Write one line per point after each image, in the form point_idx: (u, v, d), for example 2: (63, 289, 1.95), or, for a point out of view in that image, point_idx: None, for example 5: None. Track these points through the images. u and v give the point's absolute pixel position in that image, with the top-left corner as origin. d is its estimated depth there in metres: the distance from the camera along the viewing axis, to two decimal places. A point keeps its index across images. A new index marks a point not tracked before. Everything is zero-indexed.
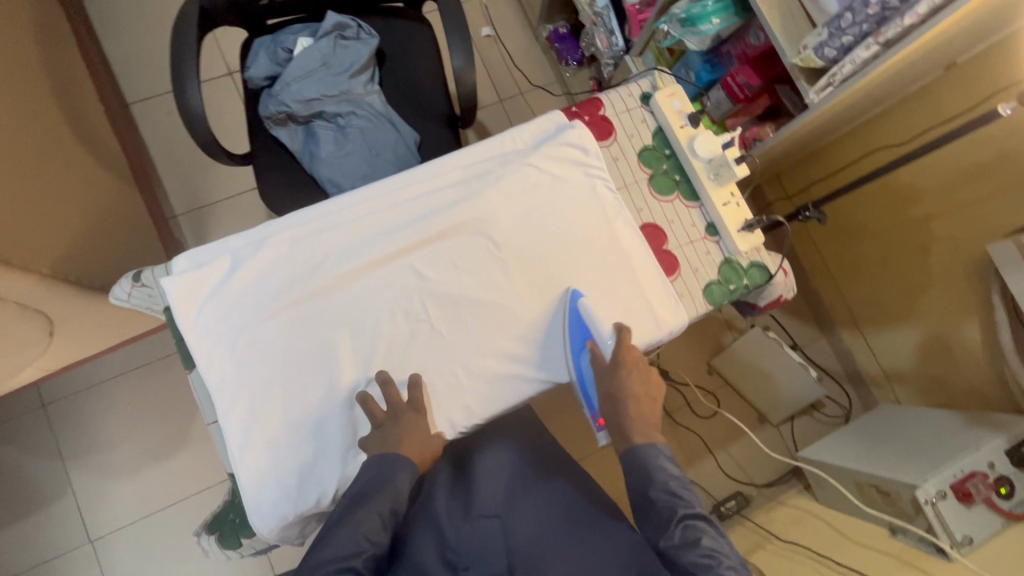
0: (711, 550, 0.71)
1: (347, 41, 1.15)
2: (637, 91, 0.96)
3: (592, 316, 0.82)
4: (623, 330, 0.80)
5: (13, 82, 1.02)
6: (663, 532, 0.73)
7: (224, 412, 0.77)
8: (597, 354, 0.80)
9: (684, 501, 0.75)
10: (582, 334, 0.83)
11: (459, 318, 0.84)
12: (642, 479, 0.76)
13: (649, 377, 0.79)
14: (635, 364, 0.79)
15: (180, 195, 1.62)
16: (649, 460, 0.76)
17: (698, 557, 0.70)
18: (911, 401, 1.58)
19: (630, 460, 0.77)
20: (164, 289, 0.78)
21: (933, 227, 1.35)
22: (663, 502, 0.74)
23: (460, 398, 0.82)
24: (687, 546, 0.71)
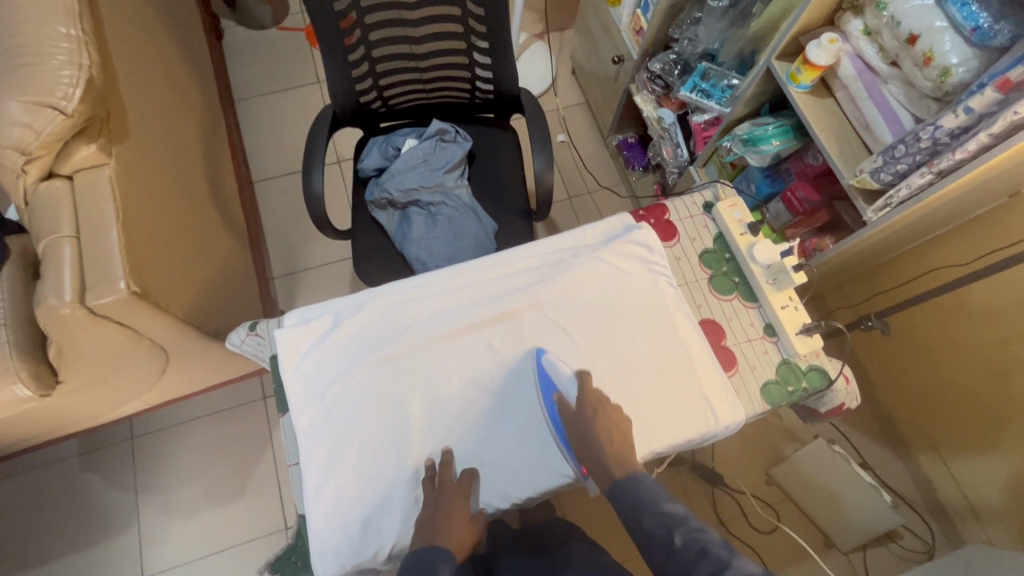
0: (718, 556, 0.68)
1: (446, 143, 1.35)
2: (700, 199, 1.05)
3: (557, 370, 0.88)
4: (584, 375, 0.87)
5: (181, 162, 1.27)
6: (668, 552, 0.70)
7: (307, 454, 0.85)
8: (562, 400, 0.85)
9: (677, 519, 0.72)
10: (549, 388, 0.88)
11: (510, 403, 0.89)
12: (634, 514, 0.74)
13: (618, 424, 0.82)
14: (599, 407, 0.84)
15: (281, 260, 1.85)
16: (634, 484, 0.75)
17: (713, 566, 0.66)
18: (1006, 544, 1.41)
19: (621, 494, 0.75)
20: (275, 338, 0.90)
21: (1014, 351, 1.30)
22: (660, 531, 0.71)
23: (514, 470, 0.86)
24: (695, 559, 0.68)
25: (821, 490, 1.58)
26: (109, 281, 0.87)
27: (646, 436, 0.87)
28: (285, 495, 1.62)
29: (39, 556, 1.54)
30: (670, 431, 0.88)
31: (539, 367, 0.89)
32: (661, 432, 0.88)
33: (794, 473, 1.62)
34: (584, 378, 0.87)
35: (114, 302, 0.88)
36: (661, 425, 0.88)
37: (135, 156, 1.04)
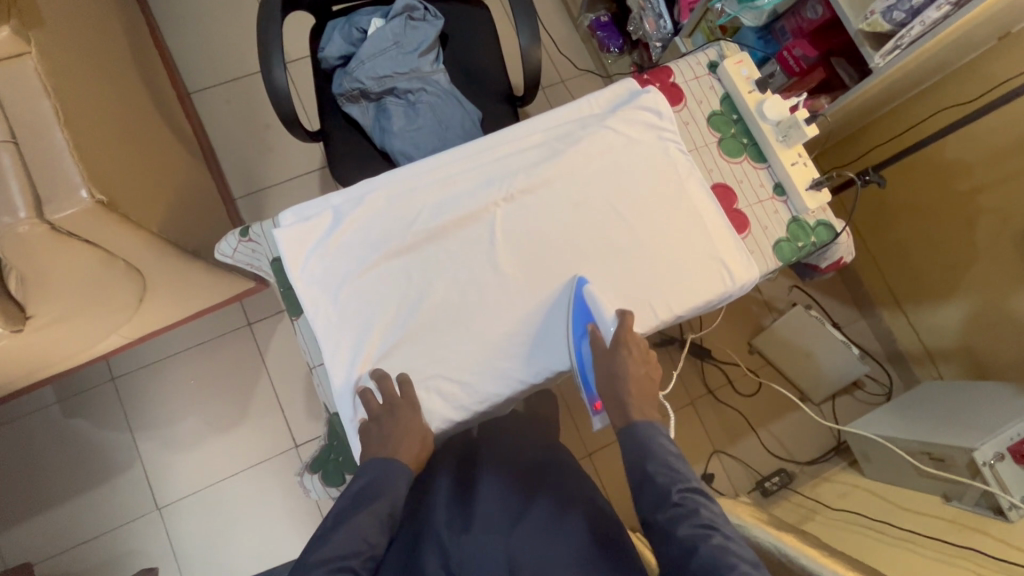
0: (708, 522, 0.73)
1: (416, 21, 1.21)
2: (705, 59, 1.00)
3: (596, 301, 0.85)
4: (626, 314, 0.82)
5: (110, 61, 1.09)
6: (662, 502, 0.75)
7: (332, 354, 0.82)
8: (598, 335, 0.83)
9: (680, 476, 0.77)
10: (584, 318, 0.86)
11: (540, 344, 0.86)
12: (638, 454, 0.79)
13: (646, 360, 0.83)
14: (634, 346, 0.82)
15: (240, 179, 1.70)
16: (652, 429, 0.80)
17: (694, 527, 0.72)
18: (955, 376, 1.60)
19: (629, 437, 0.81)
20: (275, 238, 0.83)
21: (980, 200, 1.38)
22: (662, 479, 0.76)
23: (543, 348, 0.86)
24: (686, 516, 0.73)
25: (798, 353, 1.72)
26: (69, 191, 0.76)
27: (669, 300, 0.89)
28: (288, 416, 1.61)
29: (38, 503, 1.50)
30: (693, 294, 0.89)
31: (576, 296, 0.86)
32: (682, 296, 0.89)
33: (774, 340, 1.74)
34: (625, 317, 0.83)
35: (79, 215, 0.78)
36: (682, 288, 0.89)
37: (56, 47, 0.87)
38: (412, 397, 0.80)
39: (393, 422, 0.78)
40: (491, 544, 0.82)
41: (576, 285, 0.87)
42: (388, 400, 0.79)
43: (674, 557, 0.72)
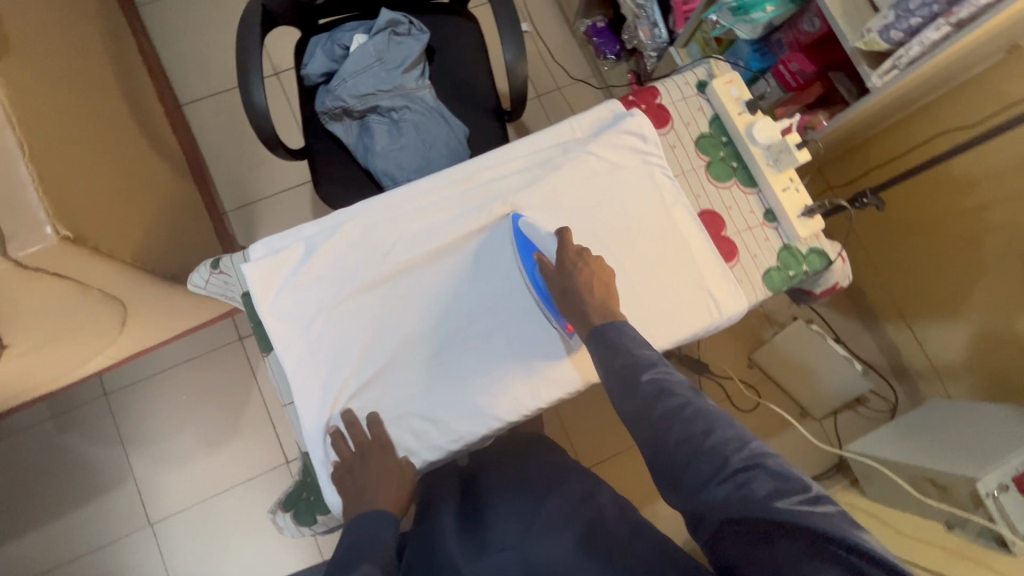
0: (680, 395, 0.66)
1: (400, 37, 1.18)
2: (693, 79, 0.96)
3: (535, 229, 0.84)
4: (564, 230, 0.82)
5: (88, 83, 1.07)
6: (632, 390, 0.67)
7: (301, 393, 0.80)
8: (542, 259, 0.82)
9: (646, 361, 0.69)
10: (528, 248, 0.85)
11: (489, 279, 0.86)
12: (605, 357, 0.71)
13: (600, 274, 0.79)
14: (582, 261, 0.80)
15: (231, 192, 1.68)
16: (614, 332, 0.72)
17: (670, 406, 0.65)
18: (962, 394, 1.55)
19: (597, 337, 0.73)
20: (244, 273, 0.81)
21: (989, 216, 1.32)
22: (630, 367, 0.69)
23: (523, 384, 0.83)
24: (659, 398, 0.66)
25: (799, 367, 1.68)
26: (33, 228, 0.74)
27: (652, 334, 0.85)
28: (280, 432, 1.60)
29: (33, 518, 1.51)
30: (678, 327, 0.86)
31: (515, 230, 0.85)
32: (666, 329, 0.86)
33: (775, 353, 1.70)
34: (565, 234, 0.82)
35: (45, 252, 0.76)
36: (669, 321, 0.86)
37: (25, 76, 0.85)
38: (383, 438, 0.78)
39: (364, 465, 0.76)
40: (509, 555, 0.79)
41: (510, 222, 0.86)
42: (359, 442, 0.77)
43: (652, 436, 0.65)
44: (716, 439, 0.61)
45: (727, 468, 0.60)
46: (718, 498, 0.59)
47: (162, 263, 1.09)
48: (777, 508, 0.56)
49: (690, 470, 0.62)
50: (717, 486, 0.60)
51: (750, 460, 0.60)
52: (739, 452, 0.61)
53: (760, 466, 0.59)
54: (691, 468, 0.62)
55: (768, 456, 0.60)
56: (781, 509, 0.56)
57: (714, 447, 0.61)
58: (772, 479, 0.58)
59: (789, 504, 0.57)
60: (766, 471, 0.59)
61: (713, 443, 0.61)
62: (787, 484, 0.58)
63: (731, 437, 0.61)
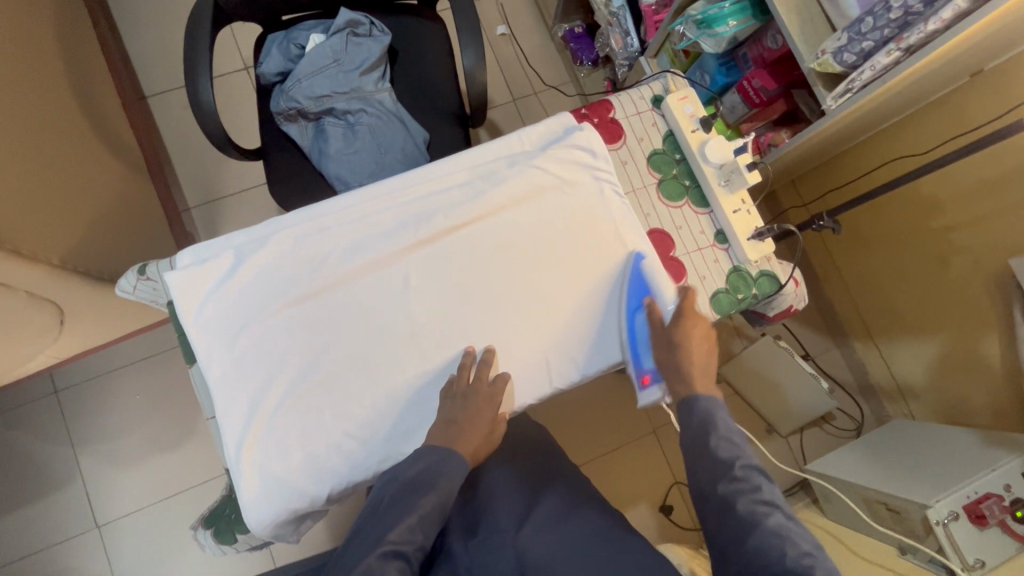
0: (763, 488, 0.67)
1: (359, 38, 1.15)
2: (648, 93, 0.93)
3: (655, 275, 0.84)
4: (687, 291, 0.81)
5: (29, 74, 1.03)
6: (717, 466, 0.70)
7: (224, 409, 0.77)
8: (656, 310, 0.81)
9: (740, 448, 0.71)
10: (641, 291, 0.85)
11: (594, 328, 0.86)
12: (697, 425, 0.74)
13: (709, 331, 0.80)
14: (696, 320, 0.80)
15: (194, 188, 1.64)
16: (710, 404, 0.74)
17: (745, 490, 0.67)
18: (926, 416, 1.55)
19: (688, 408, 0.76)
20: (167, 283, 0.77)
21: (954, 238, 1.31)
22: (720, 454, 0.71)
23: (533, 374, 0.85)
24: (746, 491, 0.67)
25: (767, 383, 1.67)
26: None
27: (594, 353, 0.86)
28: None
29: None
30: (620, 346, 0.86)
31: (635, 270, 0.85)
32: None
33: (743, 369, 1.69)
34: (686, 292, 0.81)
35: None
36: (611, 339, 0.86)
37: None
38: None
39: None
40: (501, 550, 0.81)
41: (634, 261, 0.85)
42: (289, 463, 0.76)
43: (717, 512, 0.67)
44: (785, 537, 0.63)
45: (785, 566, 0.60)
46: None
47: (99, 264, 1.05)
48: None
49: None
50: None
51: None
52: (802, 561, 0.60)
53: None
54: (748, 552, 0.63)
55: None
56: None
57: (805, 567, 0.60)
58: None
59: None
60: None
61: (804, 561, 0.61)
62: None
63: (801, 544, 0.62)
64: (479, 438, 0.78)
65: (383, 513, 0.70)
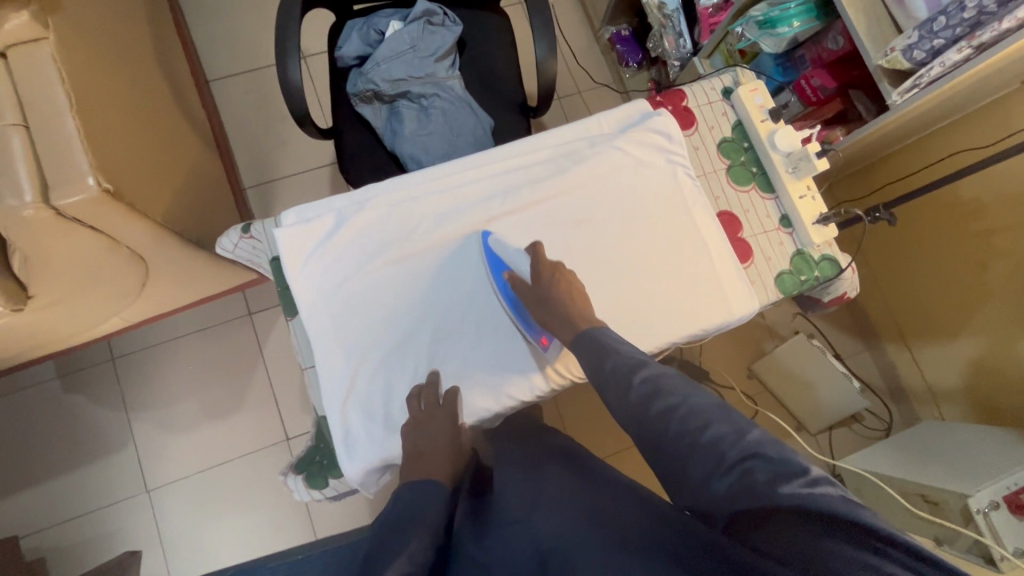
0: (674, 389, 0.65)
1: (434, 27, 1.21)
2: (719, 85, 0.99)
3: (504, 247, 0.85)
4: (535, 246, 0.83)
5: (129, 47, 1.10)
6: (626, 391, 0.67)
7: (323, 359, 0.82)
8: (515, 276, 0.83)
9: (637, 361, 0.70)
10: (499, 266, 0.86)
11: (462, 306, 0.86)
12: (595, 359, 0.73)
13: (572, 284, 0.82)
14: (557, 274, 0.82)
15: (251, 169, 1.71)
16: (596, 335, 0.75)
17: (664, 403, 0.64)
18: (956, 417, 1.58)
19: (579, 343, 0.76)
20: (276, 239, 0.83)
21: (996, 241, 1.35)
22: (618, 370, 0.70)
23: (470, 381, 0.84)
24: (651, 397, 0.65)
25: (798, 380, 1.70)
26: (76, 178, 0.77)
27: (663, 327, 0.88)
28: (283, 408, 1.61)
29: (32, 476, 1.52)
30: (690, 321, 0.89)
31: (484, 248, 0.86)
32: (679, 322, 0.88)
33: (775, 366, 1.71)
34: (536, 250, 0.84)
35: (84, 203, 0.79)
36: (680, 314, 0.89)
37: (75, 33, 0.87)
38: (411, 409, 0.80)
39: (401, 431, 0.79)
40: (516, 534, 0.80)
41: (481, 239, 0.86)
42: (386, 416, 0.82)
43: (652, 438, 0.63)
44: (712, 434, 0.59)
45: (725, 461, 0.57)
46: (720, 493, 0.57)
47: (189, 229, 1.11)
48: (781, 494, 0.53)
49: (688, 464, 0.59)
50: (720, 479, 0.57)
51: (749, 449, 0.57)
52: (736, 444, 0.58)
53: (758, 457, 0.56)
54: (688, 467, 0.60)
55: (766, 445, 0.57)
56: (783, 493, 0.52)
57: (710, 443, 0.58)
58: (771, 467, 0.55)
59: (793, 489, 0.53)
60: (764, 458, 0.55)
61: (708, 438, 0.59)
62: (784, 468, 0.54)
63: (728, 432, 0.59)
64: (442, 444, 0.79)
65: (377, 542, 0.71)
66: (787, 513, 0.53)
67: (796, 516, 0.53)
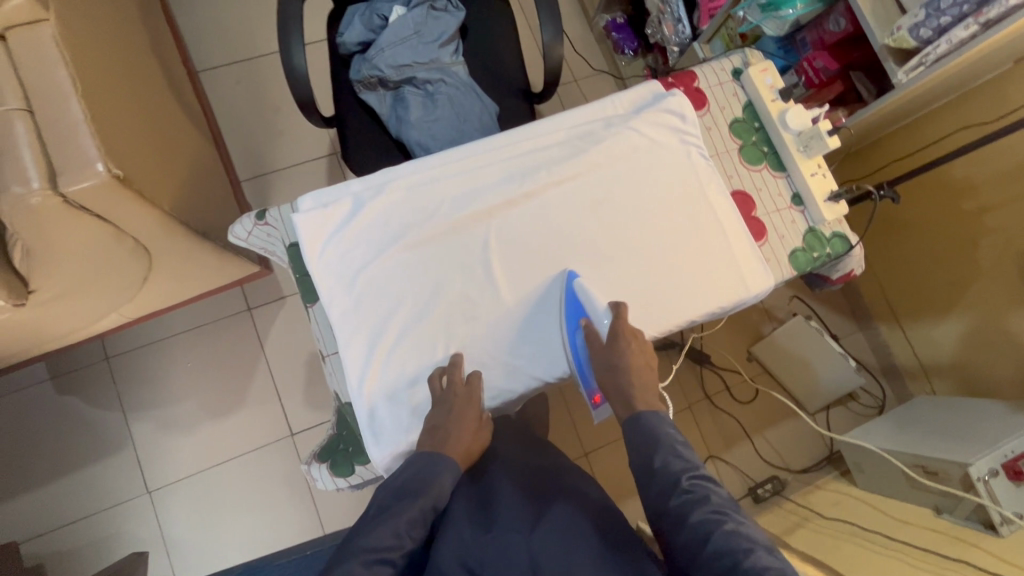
0: (722, 507, 0.68)
1: (437, 11, 1.20)
2: (729, 66, 1.00)
3: (588, 294, 0.84)
4: (620, 306, 0.83)
5: (124, 33, 1.06)
6: (671, 491, 0.71)
7: (345, 344, 0.82)
8: (593, 330, 0.82)
9: (690, 462, 0.73)
10: (577, 313, 0.85)
11: (528, 330, 0.85)
12: (645, 448, 0.76)
13: (643, 349, 0.83)
14: (632, 338, 0.82)
15: (246, 162, 1.67)
16: (653, 420, 0.77)
17: (710, 513, 0.67)
18: (949, 392, 1.63)
19: (634, 426, 0.78)
20: (294, 223, 0.82)
21: (986, 220, 1.39)
22: (667, 470, 0.72)
23: (501, 368, 0.84)
24: (697, 503, 0.69)
25: (797, 362, 1.73)
26: (84, 164, 0.74)
27: (685, 305, 0.89)
28: (286, 404, 1.58)
29: (28, 481, 1.47)
30: (709, 299, 0.89)
31: (568, 290, 0.85)
32: (698, 301, 0.89)
33: (774, 349, 1.75)
34: (618, 309, 0.83)
35: (93, 190, 0.76)
36: (700, 292, 0.90)
37: (74, 15, 0.84)
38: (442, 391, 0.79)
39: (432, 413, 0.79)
40: (516, 541, 0.78)
41: (566, 279, 0.86)
42: (413, 401, 0.81)
43: (690, 548, 0.67)
44: (757, 562, 0.63)
45: None
46: None
47: (193, 219, 1.08)
48: None
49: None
50: None
51: None
52: None
53: None
54: None
55: None
56: None
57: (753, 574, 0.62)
58: None
59: None
60: None
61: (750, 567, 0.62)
62: None
63: (773, 565, 0.62)
64: (467, 437, 0.81)
65: (375, 517, 0.74)
66: None
67: None
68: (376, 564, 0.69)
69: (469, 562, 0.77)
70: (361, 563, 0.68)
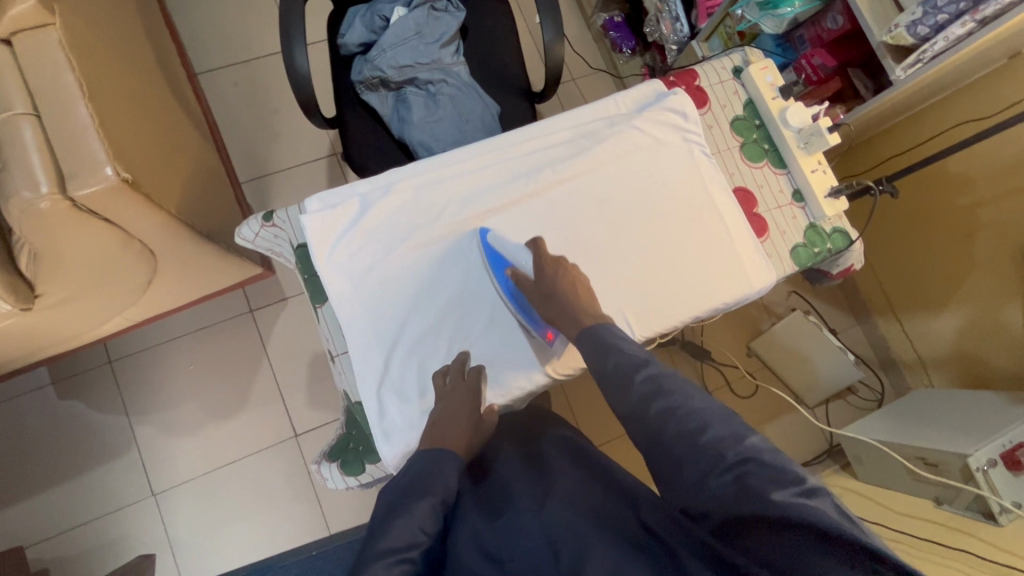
0: (676, 391, 0.64)
1: (438, 12, 1.20)
2: (729, 64, 1.01)
3: (506, 243, 0.84)
4: (538, 243, 0.84)
5: (126, 37, 1.06)
6: (627, 391, 0.67)
7: (354, 344, 0.83)
8: (519, 274, 0.82)
9: (640, 359, 0.69)
10: (501, 262, 0.85)
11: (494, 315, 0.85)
12: (599, 358, 0.72)
13: (577, 280, 0.82)
14: (561, 268, 0.83)
15: (245, 164, 1.67)
16: (599, 333, 0.74)
17: (667, 403, 0.63)
18: (946, 384, 1.65)
19: (587, 339, 0.75)
20: (303, 224, 0.83)
21: (981, 214, 1.41)
22: (619, 370, 0.69)
23: (505, 365, 0.85)
24: (653, 396, 0.65)
25: (795, 356, 1.75)
26: (92, 168, 0.74)
27: (688, 302, 0.90)
28: (289, 405, 1.58)
29: (32, 485, 1.47)
30: (712, 296, 0.91)
31: (484, 244, 0.85)
32: (700, 297, 0.90)
33: (773, 343, 1.76)
34: (537, 246, 0.84)
35: (101, 194, 0.76)
36: (703, 289, 0.91)
37: (78, 20, 0.84)
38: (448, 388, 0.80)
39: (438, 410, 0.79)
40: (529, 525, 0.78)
41: (479, 236, 0.86)
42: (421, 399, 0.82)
43: (649, 435, 0.63)
44: (711, 436, 0.59)
45: (723, 462, 0.57)
46: (714, 494, 0.58)
47: (198, 222, 1.08)
48: (774, 502, 0.53)
49: (687, 467, 0.60)
50: (716, 480, 0.57)
51: (747, 451, 0.57)
52: (734, 447, 0.58)
53: (754, 461, 0.56)
54: (684, 468, 0.60)
55: (762, 450, 0.57)
56: (779, 501, 0.53)
57: (710, 444, 0.58)
58: (767, 471, 0.55)
59: (789, 497, 0.54)
60: (760, 464, 0.56)
61: (708, 440, 0.59)
62: (783, 475, 0.55)
63: (727, 434, 0.59)
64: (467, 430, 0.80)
65: (384, 521, 0.71)
66: (779, 522, 0.54)
67: (789, 527, 0.54)
68: (399, 564, 0.66)
69: (488, 549, 0.76)
70: (385, 566, 0.65)
